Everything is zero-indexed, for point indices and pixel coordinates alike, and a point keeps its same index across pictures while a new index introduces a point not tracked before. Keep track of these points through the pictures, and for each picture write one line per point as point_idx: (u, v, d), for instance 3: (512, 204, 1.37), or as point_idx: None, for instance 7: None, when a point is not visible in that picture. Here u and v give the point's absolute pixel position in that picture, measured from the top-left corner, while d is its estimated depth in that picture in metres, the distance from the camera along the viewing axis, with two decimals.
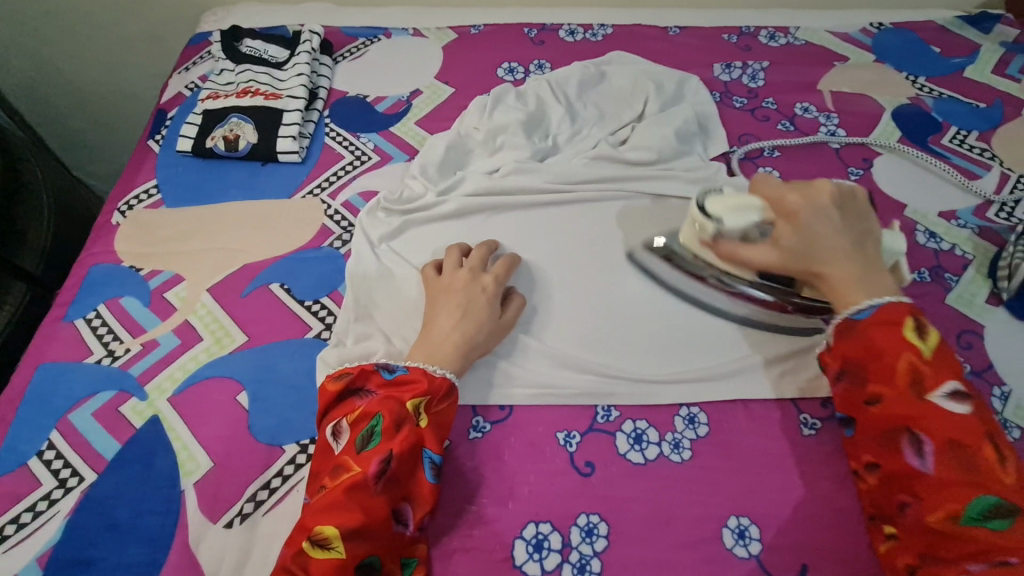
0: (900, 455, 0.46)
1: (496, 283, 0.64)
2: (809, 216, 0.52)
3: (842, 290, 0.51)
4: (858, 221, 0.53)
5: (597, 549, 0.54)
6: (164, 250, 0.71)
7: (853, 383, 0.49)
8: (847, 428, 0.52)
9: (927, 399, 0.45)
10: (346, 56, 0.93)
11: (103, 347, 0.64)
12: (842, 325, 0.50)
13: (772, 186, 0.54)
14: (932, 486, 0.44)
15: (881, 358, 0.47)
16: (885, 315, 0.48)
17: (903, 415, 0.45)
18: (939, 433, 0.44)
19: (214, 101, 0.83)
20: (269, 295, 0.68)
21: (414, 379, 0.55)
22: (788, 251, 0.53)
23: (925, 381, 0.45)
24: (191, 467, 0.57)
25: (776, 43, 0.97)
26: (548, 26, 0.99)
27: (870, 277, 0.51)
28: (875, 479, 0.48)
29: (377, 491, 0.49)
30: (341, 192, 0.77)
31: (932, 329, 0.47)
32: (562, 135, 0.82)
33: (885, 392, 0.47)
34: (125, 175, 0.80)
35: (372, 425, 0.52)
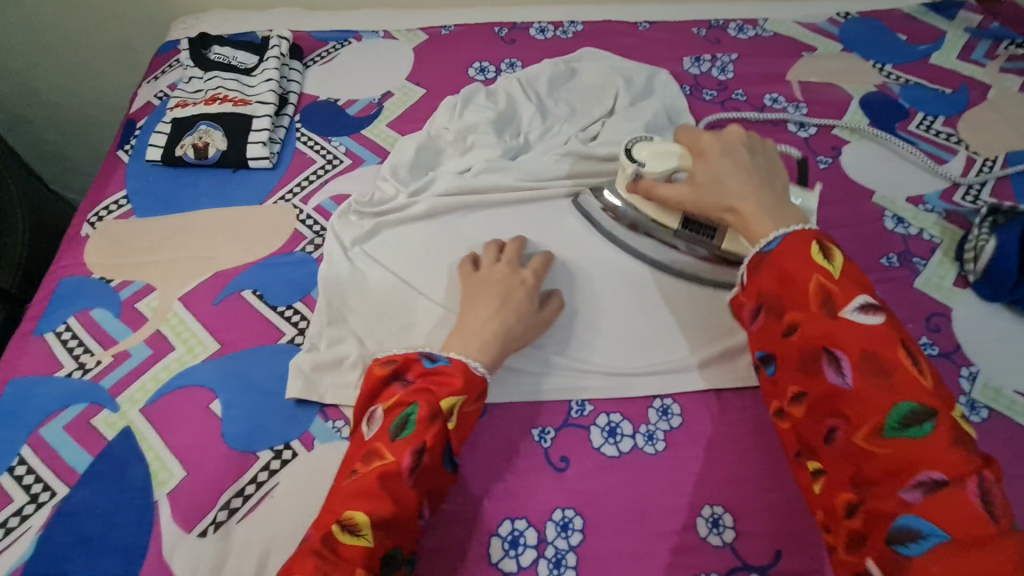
0: (822, 377, 0.44)
1: (535, 278, 0.64)
2: (717, 153, 0.59)
3: (745, 212, 0.54)
4: (766, 161, 0.59)
5: (573, 543, 0.54)
6: (135, 260, 0.71)
7: (771, 316, 0.48)
8: (765, 366, 0.49)
9: (840, 316, 0.44)
10: (316, 60, 0.93)
11: (74, 360, 0.64)
12: (756, 259, 0.50)
13: (689, 134, 0.63)
14: (855, 404, 0.42)
15: (793, 283, 0.47)
16: (793, 241, 0.48)
17: (821, 335, 0.45)
18: (855, 348, 0.43)
19: (182, 110, 0.82)
20: (242, 302, 0.68)
21: (452, 378, 0.53)
22: (698, 183, 0.58)
23: (836, 298, 0.45)
24: (163, 477, 0.57)
25: (744, 36, 0.98)
26: (519, 25, 0.99)
27: (772, 201, 0.54)
28: (800, 412, 0.46)
29: (410, 484, 0.47)
30: (313, 196, 0.77)
31: (836, 251, 0.47)
32: (533, 132, 0.83)
33: (800, 317, 0.46)
34: (94, 187, 0.80)
35: (407, 412, 0.50)
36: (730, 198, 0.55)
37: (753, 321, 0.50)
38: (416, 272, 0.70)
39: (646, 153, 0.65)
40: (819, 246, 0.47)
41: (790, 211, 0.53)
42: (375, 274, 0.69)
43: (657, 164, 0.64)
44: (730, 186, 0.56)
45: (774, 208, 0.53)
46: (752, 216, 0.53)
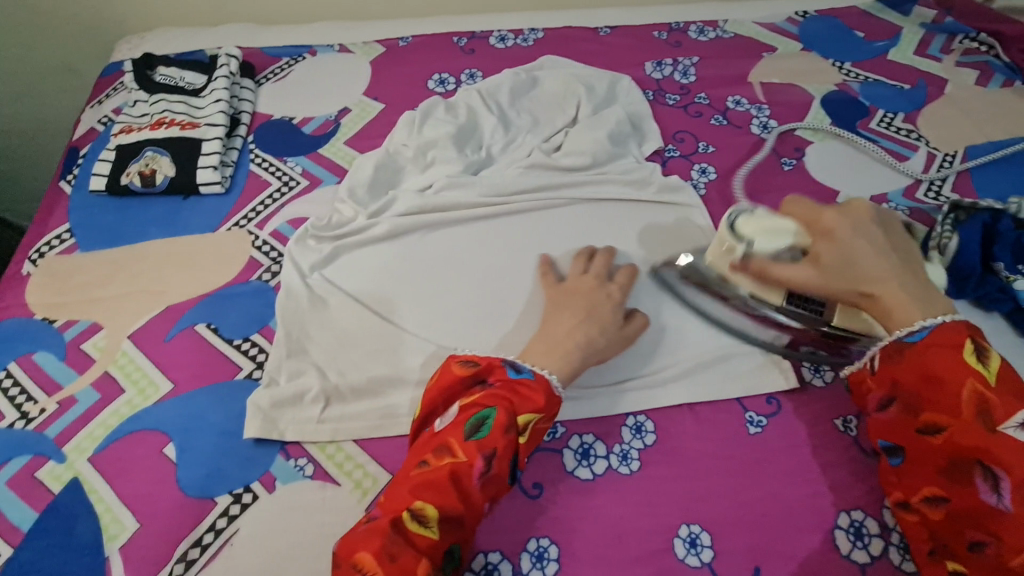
0: (972, 489, 0.45)
1: (622, 293, 0.63)
2: (847, 231, 0.53)
3: (889, 300, 0.51)
4: (895, 234, 0.55)
5: (549, 574, 0.52)
6: (80, 298, 0.67)
7: (906, 411, 0.49)
8: (892, 455, 0.51)
9: (999, 431, 0.44)
10: (269, 77, 0.90)
11: (15, 409, 0.60)
12: (894, 347, 0.50)
13: (806, 209, 0.56)
14: (1012, 525, 0.42)
15: (941, 384, 0.47)
16: (942, 338, 0.47)
17: (972, 446, 0.45)
18: (1016, 467, 0.42)
19: (127, 136, 0.79)
20: (196, 337, 0.65)
21: (531, 392, 0.52)
22: (829, 267, 0.53)
23: (996, 411, 0.44)
24: (115, 531, 0.54)
25: (705, 38, 0.97)
26: (478, 33, 0.97)
27: (916, 286, 0.51)
28: (937, 514, 0.47)
29: (479, 487, 0.47)
30: (269, 221, 0.74)
31: (995, 355, 0.46)
32: (496, 145, 0.81)
33: (949, 422, 0.46)
34: (35, 220, 0.76)
35: (483, 415, 0.49)
36: (869, 284, 0.52)
37: (880, 410, 0.51)
38: (381, 298, 0.67)
39: (751, 230, 0.57)
40: (976, 348, 0.46)
41: (938, 299, 0.51)
42: (337, 300, 0.66)
43: (767, 241, 0.56)
44: (869, 271, 0.52)
45: (921, 297, 0.50)
46: (897, 305, 0.50)
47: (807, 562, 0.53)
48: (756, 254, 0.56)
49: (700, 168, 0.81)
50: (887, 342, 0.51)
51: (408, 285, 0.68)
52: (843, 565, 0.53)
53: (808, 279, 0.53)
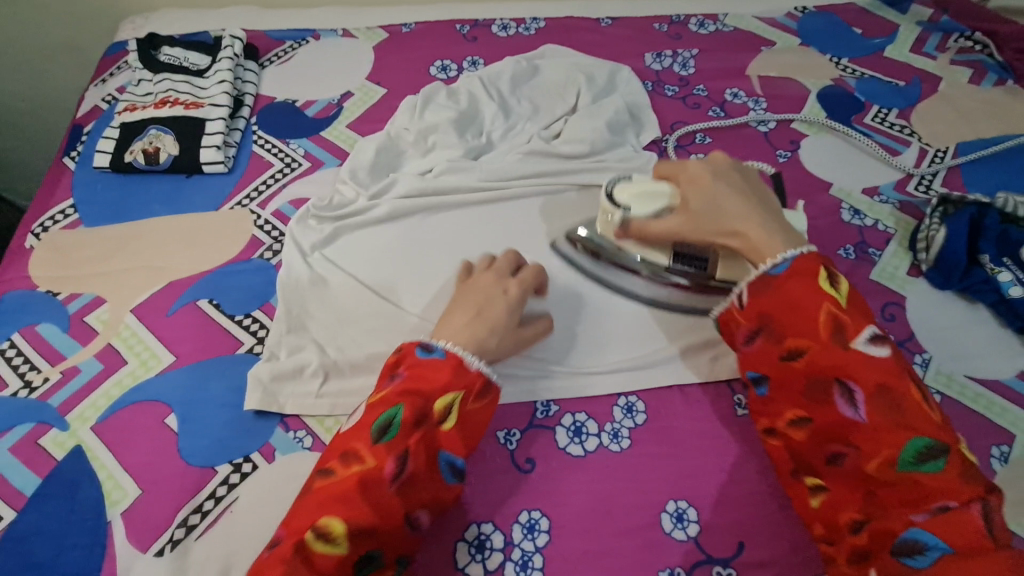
0: (833, 407, 0.48)
1: (521, 289, 0.61)
2: (710, 179, 0.58)
3: (751, 237, 0.54)
4: (752, 182, 0.60)
5: (539, 545, 0.54)
6: (83, 272, 0.68)
7: (769, 340, 0.52)
8: (757, 386, 0.53)
9: (853, 348, 0.48)
10: (273, 60, 0.91)
11: (19, 378, 0.61)
12: (761, 279, 0.53)
13: (671, 167, 0.61)
14: (869, 434, 0.46)
15: (804, 312, 0.50)
16: (802, 269, 0.51)
17: (831, 366, 0.48)
18: (868, 380, 0.47)
19: (131, 114, 0.79)
20: (198, 312, 0.66)
21: (436, 375, 0.52)
22: (697, 212, 0.57)
23: (848, 330, 0.48)
24: (116, 497, 0.55)
25: (705, 31, 0.98)
26: (481, 22, 0.98)
27: (773, 224, 0.55)
28: (803, 434, 0.50)
29: (392, 492, 0.47)
30: (271, 201, 0.75)
31: (842, 282, 0.51)
32: (496, 132, 0.82)
33: (809, 345, 0.49)
34: (39, 195, 0.76)
35: (391, 414, 0.49)
36: (734, 225, 0.55)
37: (748, 343, 0.54)
38: (377, 276, 0.69)
39: (628, 196, 0.60)
40: (826, 275, 0.51)
41: (794, 237, 0.55)
42: (335, 278, 0.68)
43: (641, 207, 0.60)
44: (731, 214, 0.56)
45: (776, 232, 0.54)
46: (759, 240, 0.54)
47: (789, 538, 0.55)
48: (635, 219, 0.60)
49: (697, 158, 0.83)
50: (754, 278, 0.53)
51: (404, 266, 0.70)
52: None
53: (681, 226, 0.57)
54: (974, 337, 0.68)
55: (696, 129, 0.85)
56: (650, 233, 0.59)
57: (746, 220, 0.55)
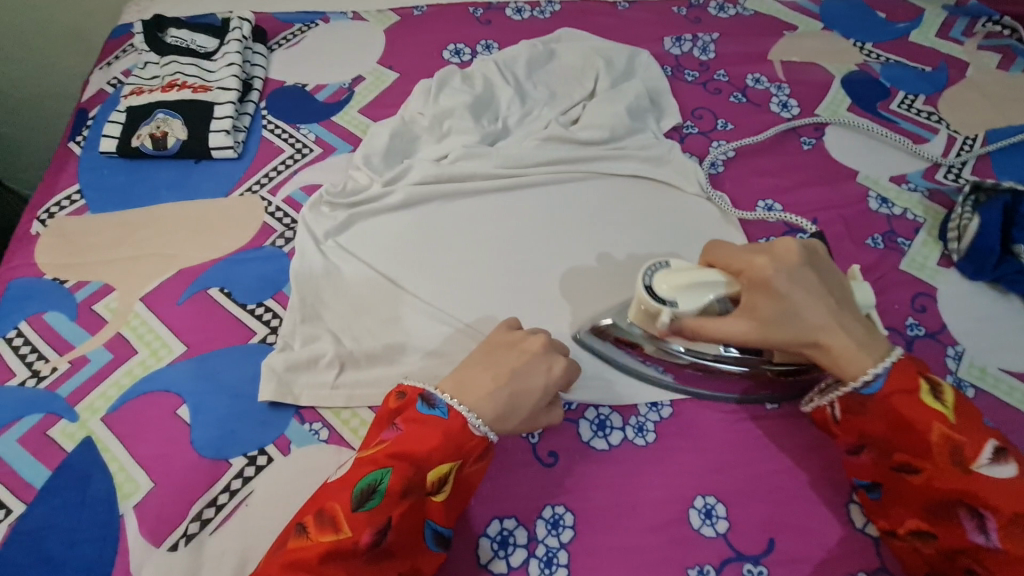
0: (958, 529, 0.44)
1: (563, 376, 0.54)
2: (780, 279, 0.49)
3: (839, 352, 0.47)
4: (826, 269, 0.51)
5: (564, 541, 0.52)
6: (91, 259, 0.67)
7: (879, 456, 0.49)
8: (871, 493, 0.51)
9: (974, 471, 0.44)
10: (282, 44, 0.89)
11: (27, 367, 0.60)
12: (854, 399, 0.48)
13: (728, 254, 0.51)
14: (1006, 564, 0.42)
15: (912, 431, 0.46)
16: (902, 382, 0.47)
17: (952, 489, 0.44)
18: (1002, 507, 0.42)
19: (137, 98, 0.77)
20: (209, 301, 0.64)
21: (434, 437, 0.47)
22: (770, 322, 0.48)
23: (965, 450, 0.44)
24: (129, 490, 0.53)
25: (725, 15, 0.96)
26: (494, 4, 0.96)
27: (859, 331, 0.48)
28: (931, 548, 0.47)
29: (365, 565, 0.43)
30: (282, 186, 0.73)
31: (948, 389, 0.47)
32: (512, 117, 0.80)
33: (923, 464, 0.46)
34: (44, 181, 0.74)
35: (377, 478, 0.45)
36: (815, 331, 0.48)
37: (854, 453, 0.51)
38: (393, 266, 0.67)
39: (672, 289, 0.50)
40: (930, 386, 0.46)
41: (879, 344, 0.48)
42: (350, 268, 0.66)
43: (690, 300, 0.50)
44: (811, 321, 0.48)
45: (865, 342, 0.48)
46: (846, 354, 0.47)
47: (820, 535, 0.53)
48: (684, 316, 0.50)
49: (718, 145, 0.80)
50: (843, 395, 0.49)
51: (420, 255, 0.68)
52: (858, 539, 0.53)
53: (750, 338, 0.48)
54: (1008, 329, 0.66)
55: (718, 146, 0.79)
56: (705, 335, 0.49)
57: (831, 331, 0.47)
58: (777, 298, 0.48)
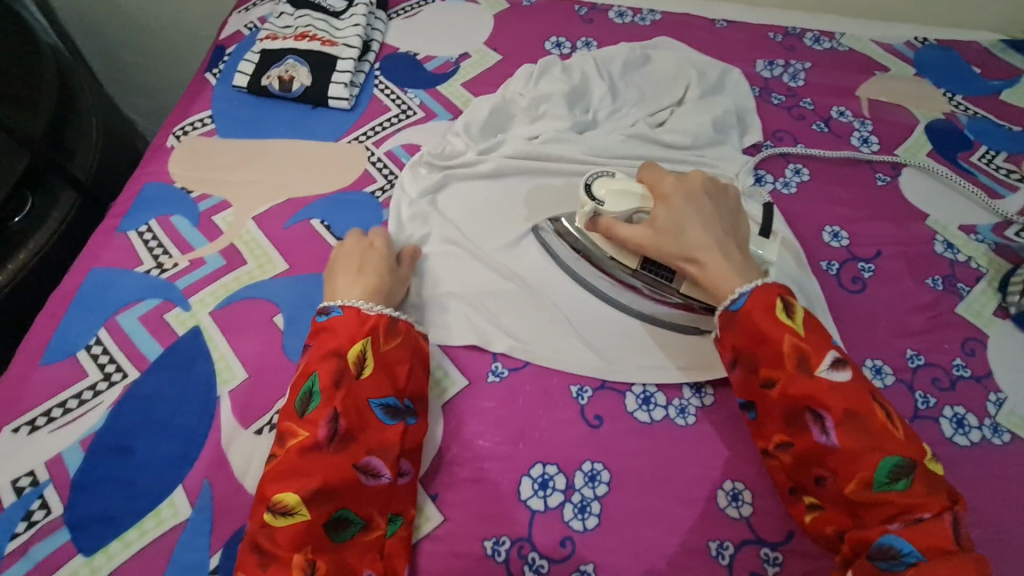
0: (807, 433, 0.51)
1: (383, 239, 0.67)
2: (678, 197, 0.61)
3: (708, 267, 0.57)
4: (723, 207, 0.62)
5: (598, 494, 0.57)
6: (214, 177, 0.75)
7: (749, 371, 0.55)
8: (749, 412, 0.56)
9: (816, 375, 0.51)
10: (400, 14, 0.96)
11: (152, 259, 0.68)
12: (726, 316, 0.56)
13: (652, 175, 0.64)
14: (841, 459, 0.49)
15: (768, 344, 0.53)
16: (760, 300, 0.54)
17: (800, 394, 0.51)
18: (835, 406, 0.50)
19: (272, 42, 0.86)
20: (311, 230, 0.71)
21: (339, 332, 0.56)
22: (660, 228, 0.60)
23: (810, 358, 0.52)
24: (226, 376, 0.61)
25: (820, 47, 0.98)
26: (598, 6, 1.01)
27: (735, 255, 0.58)
28: (789, 457, 0.53)
29: (332, 451, 0.51)
30: (385, 141, 0.80)
31: (799, 309, 0.54)
32: (602, 111, 0.85)
33: (780, 375, 0.52)
34: (182, 103, 0.84)
35: (309, 385, 0.54)
36: (694, 250, 0.58)
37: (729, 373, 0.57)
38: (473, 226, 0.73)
39: (607, 191, 0.63)
40: (783, 305, 0.54)
41: (752, 271, 0.58)
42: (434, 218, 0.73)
43: (615, 204, 0.63)
44: (695, 241, 0.58)
45: (738, 264, 0.57)
46: (714, 272, 0.57)
47: None
48: (606, 214, 0.63)
49: (793, 168, 0.83)
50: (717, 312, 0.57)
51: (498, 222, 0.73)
52: None
53: (641, 239, 0.60)
54: None
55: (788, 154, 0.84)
56: (614, 234, 0.62)
57: (707, 248, 0.58)
58: (674, 215, 0.60)
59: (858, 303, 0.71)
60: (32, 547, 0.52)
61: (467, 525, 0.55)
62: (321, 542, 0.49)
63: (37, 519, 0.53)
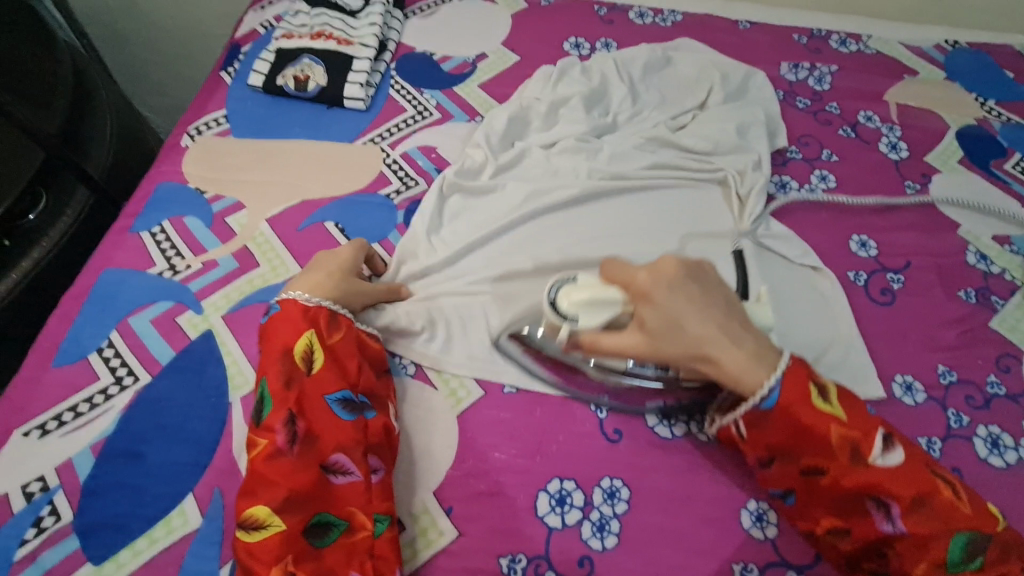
0: (869, 520, 0.49)
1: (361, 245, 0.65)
2: (660, 292, 0.52)
3: (726, 365, 0.51)
4: (708, 281, 0.55)
5: (618, 511, 0.55)
6: (228, 177, 0.74)
7: (789, 463, 0.52)
8: (786, 499, 0.53)
9: (870, 463, 0.49)
10: (417, 13, 0.95)
11: (165, 261, 0.67)
12: (755, 414, 0.52)
13: (619, 270, 0.54)
14: (912, 544, 0.47)
15: (815, 436, 0.50)
16: (796, 391, 0.51)
17: (859, 485, 0.49)
18: (901, 493, 0.47)
19: (287, 42, 0.85)
20: (325, 233, 0.70)
21: (280, 334, 0.56)
22: (655, 332, 0.52)
23: (861, 445, 0.49)
24: (239, 382, 0.59)
25: (846, 49, 0.96)
26: (619, 6, 0.99)
27: (743, 340, 0.52)
28: (847, 543, 0.50)
29: (294, 454, 0.50)
30: (401, 143, 0.79)
31: (832, 388, 0.52)
32: (622, 114, 0.83)
33: (829, 466, 0.50)
34: (196, 103, 0.83)
35: (261, 391, 0.54)
36: (704, 348, 0.52)
37: (762, 466, 0.54)
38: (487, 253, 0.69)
39: (572, 304, 0.52)
40: (818, 390, 0.51)
41: (765, 348, 0.53)
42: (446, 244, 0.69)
43: (590, 315, 0.52)
44: (700, 336, 0.52)
45: (752, 352, 0.52)
46: (732, 367, 0.51)
47: None
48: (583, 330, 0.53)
49: (820, 175, 0.81)
50: (743, 411, 0.52)
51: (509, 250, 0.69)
52: None
53: (638, 346, 0.52)
54: None
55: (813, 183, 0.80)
56: (603, 349, 0.53)
57: (714, 343, 0.51)
58: (664, 315, 0.52)
59: (887, 316, 0.69)
60: (41, 555, 0.51)
61: (483, 541, 0.54)
62: (304, 551, 0.48)
63: (47, 525, 0.52)
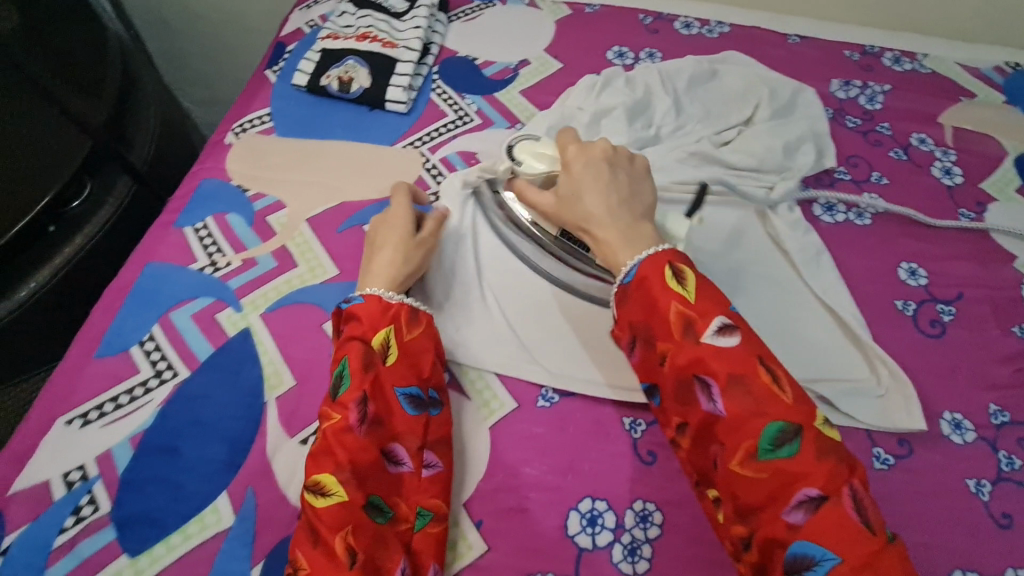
0: (697, 405, 0.47)
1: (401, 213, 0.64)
2: (577, 164, 0.60)
3: (599, 237, 0.56)
4: (628, 173, 0.59)
5: (650, 536, 0.54)
6: (271, 176, 0.75)
7: (643, 347, 0.51)
8: (651, 398, 0.51)
9: (701, 341, 0.47)
10: (461, 16, 0.94)
11: (206, 257, 0.68)
12: (621, 290, 0.53)
13: (568, 137, 0.64)
14: (729, 428, 0.45)
15: (656, 311, 0.49)
16: (649, 270, 0.51)
17: (688, 363, 0.47)
18: (720, 372, 0.46)
19: (333, 42, 0.85)
20: (363, 236, 0.70)
21: (361, 316, 0.55)
22: (561, 197, 0.59)
23: (696, 324, 0.48)
24: (274, 382, 0.60)
25: (900, 68, 0.93)
26: (664, 15, 0.97)
27: (627, 225, 0.55)
28: (686, 439, 0.48)
29: (362, 435, 0.50)
30: (441, 147, 0.79)
31: (692, 274, 0.50)
32: (665, 127, 0.81)
33: (668, 347, 0.48)
34: (241, 100, 0.84)
35: (341, 369, 0.53)
36: (589, 222, 0.57)
37: (630, 356, 0.53)
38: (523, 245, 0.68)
39: (522, 153, 0.66)
40: (673, 272, 0.50)
41: (648, 238, 0.54)
42: (478, 244, 0.69)
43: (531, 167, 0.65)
44: (590, 211, 0.57)
45: (629, 236, 0.54)
46: (608, 242, 0.55)
47: None
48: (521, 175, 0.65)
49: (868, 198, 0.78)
50: (614, 289, 0.54)
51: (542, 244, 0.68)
52: None
53: (547, 207, 0.61)
54: None
55: (862, 203, 0.77)
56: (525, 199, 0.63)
57: (597, 211, 0.56)
58: (570, 183, 0.59)
59: (935, 349, 0.67)
60: (78, 543, 0.52)
61: (512, 558, 0.53)
62: (362, 524, 0.48)
63: (85, 515, 0.53)
